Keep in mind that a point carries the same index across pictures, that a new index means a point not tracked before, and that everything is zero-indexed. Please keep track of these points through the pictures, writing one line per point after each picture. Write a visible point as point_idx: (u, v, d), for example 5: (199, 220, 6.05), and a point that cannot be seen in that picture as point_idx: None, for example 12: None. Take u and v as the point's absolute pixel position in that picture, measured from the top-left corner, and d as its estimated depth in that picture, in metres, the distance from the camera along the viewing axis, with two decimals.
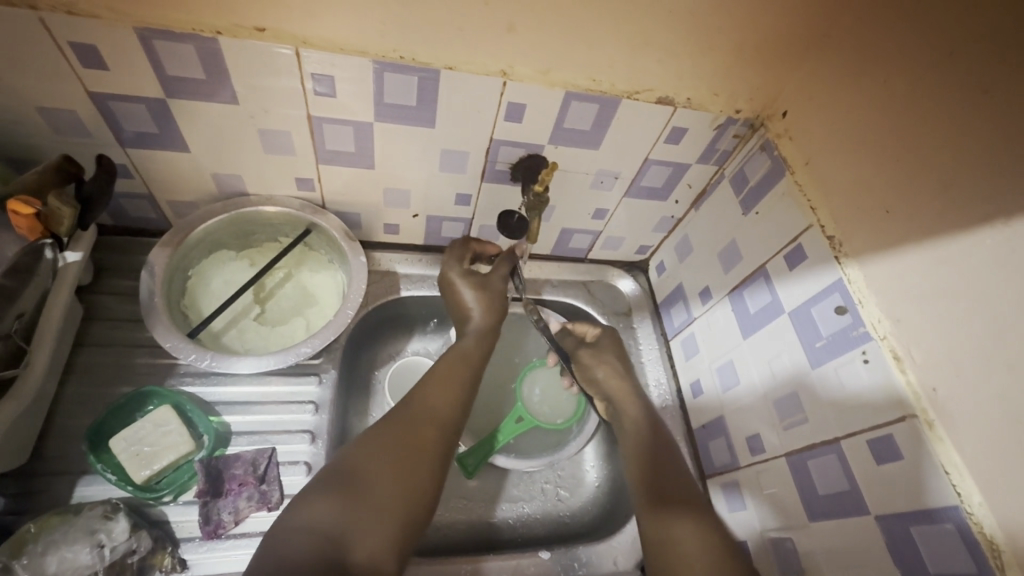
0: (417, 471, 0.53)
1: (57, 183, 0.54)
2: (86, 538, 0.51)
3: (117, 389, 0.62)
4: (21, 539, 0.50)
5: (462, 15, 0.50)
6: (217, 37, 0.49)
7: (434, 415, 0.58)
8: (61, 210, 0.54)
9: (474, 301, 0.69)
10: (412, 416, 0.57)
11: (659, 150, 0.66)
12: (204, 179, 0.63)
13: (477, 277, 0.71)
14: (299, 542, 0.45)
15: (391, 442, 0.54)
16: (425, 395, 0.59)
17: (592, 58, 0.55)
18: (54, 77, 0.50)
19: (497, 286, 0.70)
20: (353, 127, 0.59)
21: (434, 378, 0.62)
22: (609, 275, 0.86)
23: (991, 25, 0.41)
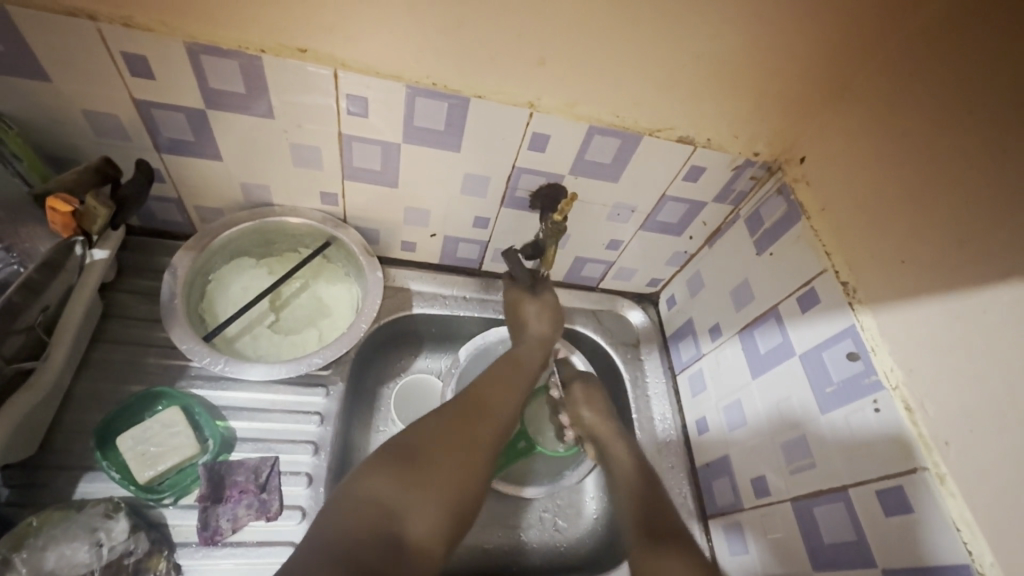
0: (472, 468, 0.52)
1: (94, 183, 0.57)
2: (85, 535, 0.51)
3: (128, 387, 0.62)
4: (19, 533, 0.50)
5: (497, 47, 0.52)
6: (261, 55, 0.51)
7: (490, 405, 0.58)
8: (96, 210, 0.55)
9: (540, 315, 0.72)
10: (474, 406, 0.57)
11: (677, 187, 0.67)
12: (233, 188, 0.65)
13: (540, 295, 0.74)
14: (371, 508, 0.45)
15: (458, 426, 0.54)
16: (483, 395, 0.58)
17: (617, 96, 0.57)
18: (102, 84, 0.52)
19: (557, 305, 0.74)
20: (381, 146, 0.61)
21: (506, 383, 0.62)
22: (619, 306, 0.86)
23: (998, 94, 0.43)
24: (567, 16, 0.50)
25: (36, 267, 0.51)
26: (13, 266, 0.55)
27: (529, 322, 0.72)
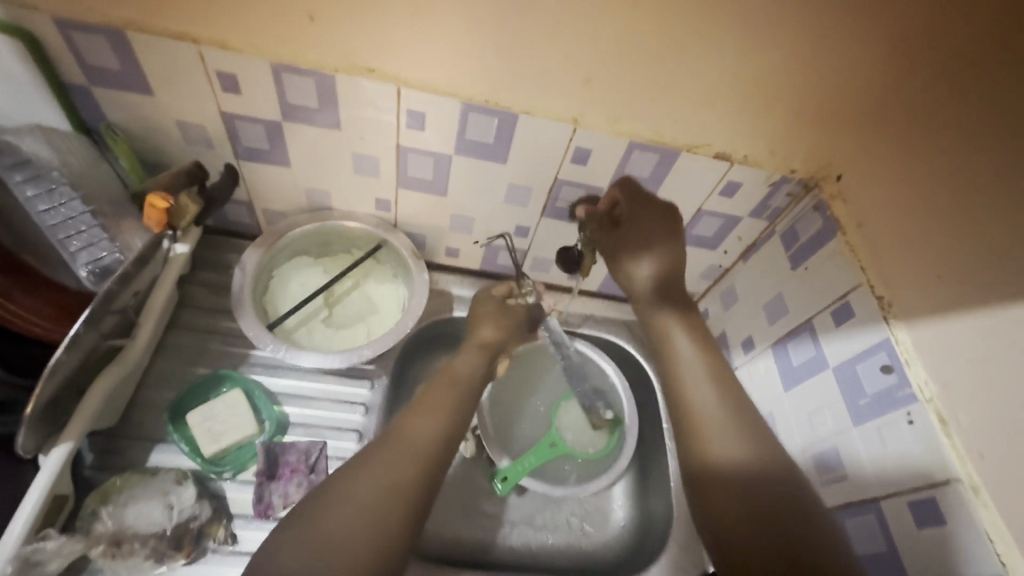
0: (397, 511, 0.51)
1: (184, 184, 0.64)
2: (159, 498, 0.57)
3: (197, 369, 0.68)
4: (104, 492, 0.56)
5: (545, 69, 0.56)
6: (335, 74, 0.57)
7: (418, 446, 0.56)
8: (187, 205, 0.63)
9: (488, 322, 0.73)
10: (400, 442, 0.56)
11: (713, 202, 0.70)
12: (299, 192, 0.72)
13: (503, 303, 0.74)
14: None
15: (375, 477, 0.52)
16: (410, 426, 0.58)
17: (657, 114, 0.60)
18: (196, 97, 0.60)
19: (519, 314, 0.74)
20: (433, 158, 0.66)
21: (444, 414, 0.61)
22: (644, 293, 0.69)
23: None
24: (611, 40, 0.54)
25: (133, 261, 0.57)
26: (115, 254, 0.63)
27: (479, 326, 0.72)
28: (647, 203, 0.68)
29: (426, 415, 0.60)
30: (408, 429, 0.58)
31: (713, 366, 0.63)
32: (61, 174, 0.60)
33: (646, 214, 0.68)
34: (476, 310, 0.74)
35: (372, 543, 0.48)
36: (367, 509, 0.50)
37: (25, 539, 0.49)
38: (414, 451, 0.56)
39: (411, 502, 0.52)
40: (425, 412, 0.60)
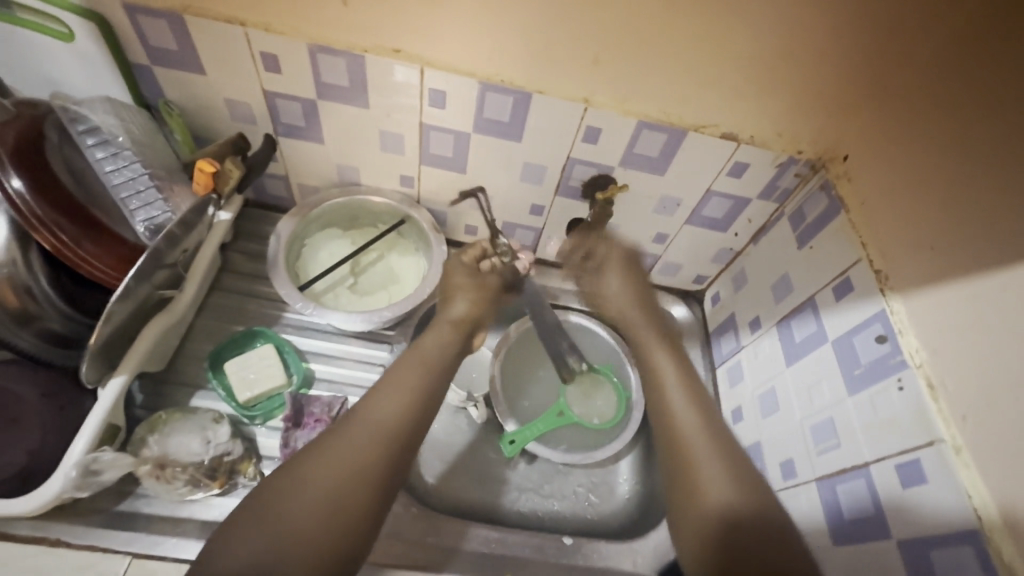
0: (354, 493, 0.51)
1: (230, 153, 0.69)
2: (198, 433, 0.63)
3: (235, 327, 0.75)
4: (153, 421, 0.63)
5: (557, 50, 0.60)
6: (364, 54, 0.62)
7: (378, 427, 0.56)
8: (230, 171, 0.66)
9: (463, 296, 0.72)
10: (363, 426, 0.55)
11: (722, 182, 0.72)
12: (331, 168, 0.78)
13: (475, 273, 0.74)
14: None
15: (332, 462, 0.52)
16: (373, 405, 0.57)
17: (664, 95, 0.63)
18: (242, 77, 0.66)
19: (491, 284, 0.74)
20: (453, 135, 0.71)
21: (410, 389, 0.60)
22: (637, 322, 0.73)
23: (1010, 87, 0.46)
24: (619, 21, 0.57)
25: (179, 224, 0.61)
26: (167, 212, 0.62)
27: (450, 302, 0.72)
28: (614, 251, 0.78)
29: (387, 395, 0.59)
30: (371, 409, 0.57)
31: (701, 409, 0.61)
32: (125, 140, 0.62)
33: (615, 262, 0.77)
34: (450, 280, 0.74)
35: (329, 541, 0.49)
36: (325, 508, 0.50)
37: (89, 448, 0.55)
38: (377, 440, 0.55)
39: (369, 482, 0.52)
40: (387, 391, 0.59)
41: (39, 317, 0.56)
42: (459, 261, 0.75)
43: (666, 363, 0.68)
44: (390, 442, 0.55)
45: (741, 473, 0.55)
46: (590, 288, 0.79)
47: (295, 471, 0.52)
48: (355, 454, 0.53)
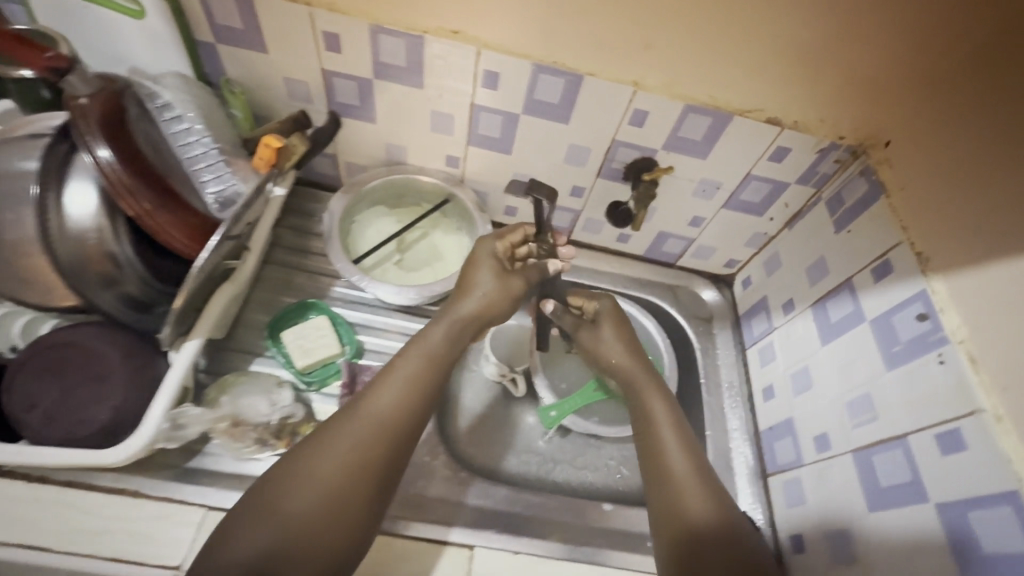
0: (350, 489, 0.55)
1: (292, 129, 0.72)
2: (263, 396, 0.66)
3: (288, 298, 0.79)
4: (224, 381, 0.67)
5: (612, 33, 0.62)
6: (424, 35, 0.64)
7: (373, 422, 0.59)
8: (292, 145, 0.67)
9: (479, 294, 0.71)
10: (358, 421, 0.58)
11: (762, 167, 0.74)
12: (380, 147, 0.80)
13: (502, 266, 0.73)
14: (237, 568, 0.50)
15: (329, 457, 0.56)
16: (369, 401, 0.60)
17: (713, 79, 0.65)
18: (302, 56, 0.68)
19: (515, 286, 0.73)
20: (503, 116, 0.73)
21: (405, 385, 0.63)
22: (619, 360, 0.76)
23: None
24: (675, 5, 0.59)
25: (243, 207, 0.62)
26: (237, 187, 0.64)
27: (466, 297, 0.70)
28: (610, 305, 0.79)
29: (382, 391, 0.61)
30: (366, 405, 0.60)
31: (672, 421, 0.69)
32: (196, 115, 0.64)
33: (609, 319, 0.78)
34: (469, 272, 0.72)
35: (331, 529, 0.53)
36: (325, 504, 0.54)
37: (168, 406, 0.57)
38: (374, 434, 0.58)
39: (364, 476, 0.56)
40: (382, 385, 0.61)
41: (121, 283, 0.56)
42: (487, 252, 0.73)
43: (642, 376, 0.74)
44: (385, 437, 0.59)
45: (707, 485, 0.63)
46: (585, 341, 0.78)
47: (295, 466, 0.56)
48: (349, 450, 0.57)
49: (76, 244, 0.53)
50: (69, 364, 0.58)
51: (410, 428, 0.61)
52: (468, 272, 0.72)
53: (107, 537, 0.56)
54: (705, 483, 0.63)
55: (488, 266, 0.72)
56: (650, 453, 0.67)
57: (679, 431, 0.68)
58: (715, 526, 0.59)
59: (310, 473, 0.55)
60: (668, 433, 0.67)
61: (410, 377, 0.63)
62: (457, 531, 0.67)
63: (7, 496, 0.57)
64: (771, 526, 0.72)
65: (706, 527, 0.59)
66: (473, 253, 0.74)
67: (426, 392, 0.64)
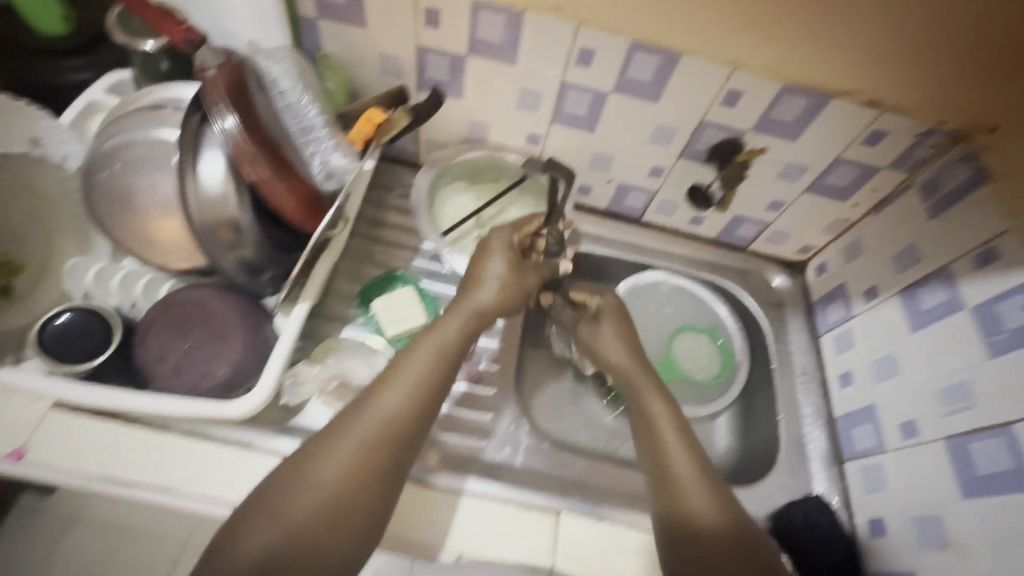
0: (357, 493, 0.52)
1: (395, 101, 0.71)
2: (362, 360, 0.69)
3: (373, 270, 0.82)
4: (327, 345, 0.71)
5: (718, 10, 0.61)
6: (524, 11, 0.65)
7: (384, 422, 0.55)
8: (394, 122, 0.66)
9: (494, 284, 0.67)
10: (368, 421, 0.55)
11: (854, 150, 0.73)
12: (463, 124, 0.82)
13: (517, 257, 0.69)
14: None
15: (334, 461, 0.52)
16: (378, 400, 0.56)
17: (817, 59, 0.64)
18: (400, 32, 0.70)
19: (528, 280, 0.69)
20: (592, 95, 0.73)
21: (417, 383, 0.58)
22: (620, 362, 0.70)
23: None
24: None
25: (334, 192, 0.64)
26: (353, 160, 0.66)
27: (477, 289, 0.66)
28: (614, 302, 0.76)
29: (391, 390, 0.57)
30: (375, 403, 0.56)
31: (680, 428, 0.65)
32: (308, 92, 0.67)
33: (612, 318, 0.74)
34: (480, 261, 0.69)
35: (339, 534, 0.51)
36: (329, 510, 0.51)
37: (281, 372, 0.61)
38: (381, 436, 0.55)
39: (374, 481, 0.53)
40: (391, 383, 0.58)
41: (239, 247, 0.58)
42: (500, 240, 0.69)
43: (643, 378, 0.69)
44: (395, 438, 0.55)
45: (713, 490, 0.60)
46: (584, 335, 0.75)
47: (297, 469, 0.52)
48: (358, 452, 0.53)
49: (205, 207, 0.56)
50: (194, 323, 0.62)
51: (421, 429, 0.58)
52: (480, 260, 0.68)
53: (225, 484, 0.60)
54: (711, 486, 0.60)
55: (500, 256, 0.68)
56: (657, 464, 0.63)
57: (678, 426, 0.65)
58: (729, 540, 0.56)
59: (314, 477, 0.52)
60: (672, 440, 0.63)
61: (421, 375, 0.59)
62: (474, 481, 0.67)
63: (135, 442, 0.61)
64: (846, 509, 0.74)
65: (716, 534, 0.56)
66: (483, 241, 0.71)
67: (438, 391, 0.60)
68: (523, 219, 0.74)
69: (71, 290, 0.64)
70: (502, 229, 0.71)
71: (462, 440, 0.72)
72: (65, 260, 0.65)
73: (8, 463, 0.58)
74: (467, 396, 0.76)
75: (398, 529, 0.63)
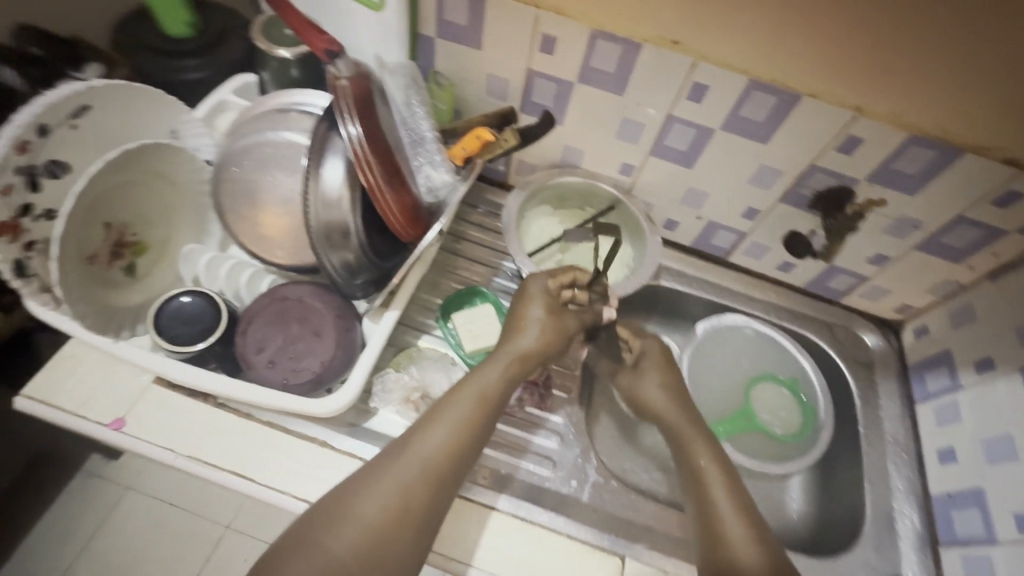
0: (397, 535, 0.51)
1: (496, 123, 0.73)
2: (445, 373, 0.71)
3: (454, 283, 0.82)
4: (410, 354, 0.73)
5: (851, 54, 0.59)
6: (642, 43, 0.65)
7: (424, 465, 0.54)
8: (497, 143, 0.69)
9: (536, 329, 0.66)
10: (408, 462, 0.54)
11: (979, 210, 0.68)
12: (557, 149, 0.82)
13: (557, 304, 0.69)
14: None
15: (374, 502, 0.52)
16: (419, 440, 0.56)
17: (953, 111, 0.60)
18: (514, 55, 0.71)
19: (569, 326, 0.69)
20: (697, 130, 0.72)
21: (459, 425, 0.58)
22: (670, 413, 0.69)
23: None
24: (932, 32, 0.55)
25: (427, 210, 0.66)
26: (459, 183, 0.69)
27: (521, 333, 0.66)
28: (656, 348, 0.75)
29: (432, 432, 0.56)
30: (415, 444, 0.55)
31: (727, 475, 0.63)
32: (421, 108, 0.69)
33: (656, 365, 0.73)
34: (521, 306, 0.69)
35: None
36: (365, 550, 0.49)
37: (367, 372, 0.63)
38: (423, 477, 0.54)
39: (414, 523, 0.52)
40: (433, 425, 0.57)
41: (345, 250, 0.60)
42: (541, 284, 0.69)
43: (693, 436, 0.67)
44: (434, 481, 0.54)
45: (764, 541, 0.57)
46: (625, 384, 0.74)
47: (336, 506, 0.52)
48: (398, 489, 0.53)
49: (322, 210, 0.58)
50: (292, 318, 0.64)
51: (461, 473, 0.56)
52: (520, 306, 0.69)
53: (300, 479, 0.61)
54: (761, 540, 0.57)
55: (541, 301, 0.68)
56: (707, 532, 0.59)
57: (729, 482, 0.62)
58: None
59: (352, 517, 0.51)
60: (723, 503, 0.60)
61: (465, 416, 0.58)
62: (507, 499, 0.66)
63: (225, 428, 0.63)
64: None
65: None
66: (521, 287, 0.71)
67: (481, 436, 0.59)
68: (561, 268, 0.73)
69: (181, 274, 0.69)
70: (541, 275, 0.71)
71: (527, 465, 0.70)
72: (179, 245, 0.69)
73: (109, 432, 0.61)
74: (537, 421, 0.74)
75: (462, 550, 0.62)
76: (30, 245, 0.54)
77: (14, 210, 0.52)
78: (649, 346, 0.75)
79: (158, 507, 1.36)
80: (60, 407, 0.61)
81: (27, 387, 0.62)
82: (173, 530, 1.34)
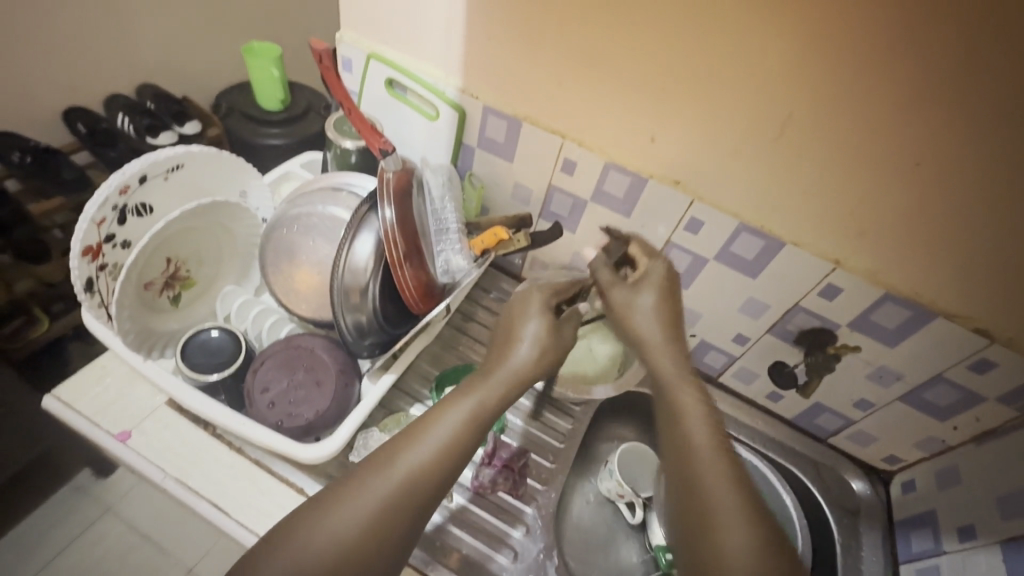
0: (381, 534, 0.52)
1: (512, 225, 0.84)
2: None
3: (453, 358, 0.88)
4: (398, 418, 0.77)
5: (829, 213, 0.67)
6: (648, 178, 0.75)
7: (413, 469, 0.55)
8: (514, 242, 0.80)
9: (532, 344, 0.65)
10: (396, 466, 0.55)
11: (957, 372, 0.71)
12: (568, 253, 0.91)
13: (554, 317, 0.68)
14: None
15: (355, 502, 0.52)
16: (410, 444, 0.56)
17: (922, 275, 0.66)
18: (539, 172, 0.83)
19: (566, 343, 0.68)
20: (693, 257, 0.80)
21: (450, 435, 0.57)
22: (665, 381, 0.63)
23: None
24: (901, 203, 0.62)
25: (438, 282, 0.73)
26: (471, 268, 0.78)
27: (513, 351, 0.65)
28: (662, 269, 0.71)
29: (419, 440, 0.56)
30: (404, 446, 0.56)
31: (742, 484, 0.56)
32: (453, 201, 0.80)
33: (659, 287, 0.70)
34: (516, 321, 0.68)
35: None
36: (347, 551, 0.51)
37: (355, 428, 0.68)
38: (407, 482, 0.54)
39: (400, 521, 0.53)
40: (424, 430, 0.57)
41: (361, 312, 0.68)
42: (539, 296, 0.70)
43: (717, 443, 0.59)
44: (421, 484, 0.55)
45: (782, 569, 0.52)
46: (618, 299, 0.70)
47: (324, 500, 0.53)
48: (379, 488, 0.53)
49: (348, 273, 0.67)
50: (300, 366, 0.70)
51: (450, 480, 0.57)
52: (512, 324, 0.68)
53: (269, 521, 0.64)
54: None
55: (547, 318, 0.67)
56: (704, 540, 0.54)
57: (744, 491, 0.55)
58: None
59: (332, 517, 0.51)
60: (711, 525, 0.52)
61: (458, 423, 0.58)
62: None
63: (216, 458, 0.67)
64: None
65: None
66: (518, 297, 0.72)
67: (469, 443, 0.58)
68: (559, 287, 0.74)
69: (217, 311, 0.78)
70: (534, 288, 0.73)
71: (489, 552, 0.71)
72: (221, 286, 0.79)
73: (114, 442, 0.66)
74: (505, 507, 0.75)
75: None
76: (103, 266, 0.64)
77: (100, 237, 0.63)
78: (653, 266, 0.72)
79: (128, 536, 1.36)
80: (79, 411, 0.68)
81: (59, 387, 0.69)
82: (138, 563, 1.33)
